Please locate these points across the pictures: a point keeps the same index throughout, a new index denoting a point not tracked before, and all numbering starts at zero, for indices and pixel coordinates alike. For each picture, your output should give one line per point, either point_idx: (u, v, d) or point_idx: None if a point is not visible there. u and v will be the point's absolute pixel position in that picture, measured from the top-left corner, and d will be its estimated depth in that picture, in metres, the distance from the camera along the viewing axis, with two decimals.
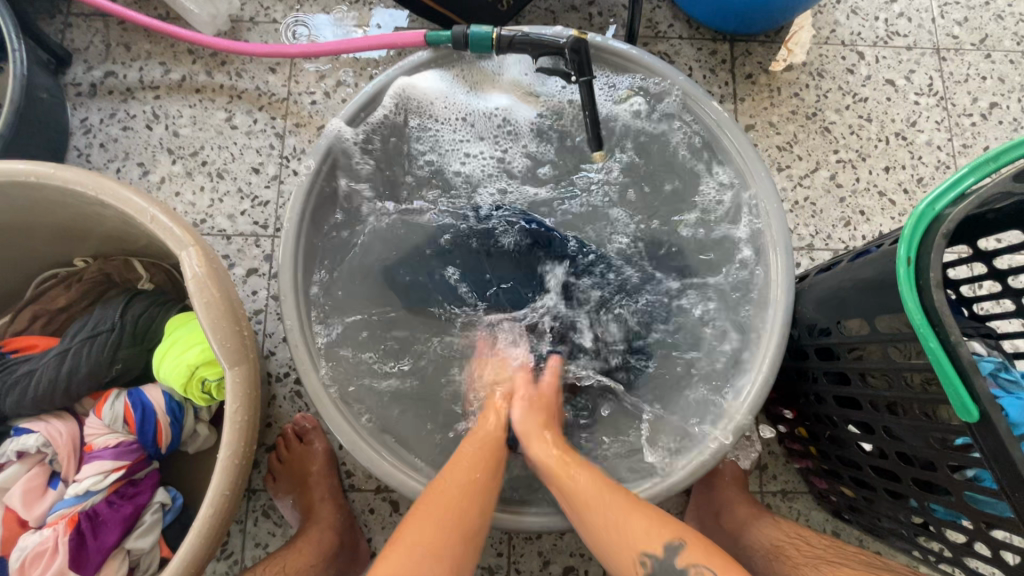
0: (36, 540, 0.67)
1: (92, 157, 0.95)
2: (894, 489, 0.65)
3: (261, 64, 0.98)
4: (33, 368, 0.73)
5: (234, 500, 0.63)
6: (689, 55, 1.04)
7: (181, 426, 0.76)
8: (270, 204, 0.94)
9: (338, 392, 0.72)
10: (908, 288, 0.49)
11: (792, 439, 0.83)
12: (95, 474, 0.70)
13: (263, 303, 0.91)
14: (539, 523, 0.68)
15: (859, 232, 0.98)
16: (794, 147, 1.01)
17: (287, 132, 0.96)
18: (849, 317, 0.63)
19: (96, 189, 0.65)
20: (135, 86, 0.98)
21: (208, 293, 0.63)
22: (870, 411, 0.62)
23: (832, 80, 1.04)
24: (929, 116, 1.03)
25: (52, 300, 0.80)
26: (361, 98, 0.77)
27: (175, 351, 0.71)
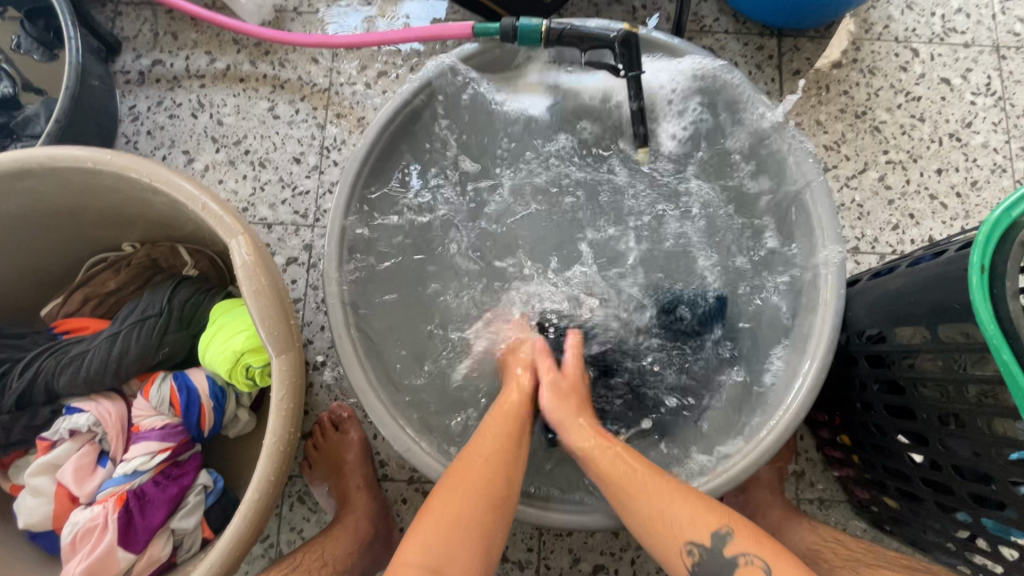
0: (87, 517, 0.69)
1: (140, 144, 0.97)
2: (944, 502, 0.63)
3: (304, 54, 0.99)
4: (84, 350, 0.75)
5: (280, 484, 0.64)
6: (734, 50, 1.01)
7: (223, 411, 0.78)
8: (311, 194, 0.95)
9: (379, 383, 0.72)
10: (981, 296, 0.47)
11: (833, 447, 0.81)
12: (143, 454, 0.72)
13: (302, 292, 0.92)
14: (578, 522, 0.67)
15: (908, 235, 0.94)
16: (841, 146, 0.98)
17: (328, 123, 0.97)
18: (905, 326, 0.61)
19: (150, 176, 0.66)
20: (181, 75, 1.00)
21: (256, 280, 0.64)
22: (926, 421, 0.60)
23: (884, 78, 1.00)
24: (985, 117, 0.99)
25: (102, 284, 0.83)
26: (445, 62, 0.77)
27: (221, 337, 0.73)
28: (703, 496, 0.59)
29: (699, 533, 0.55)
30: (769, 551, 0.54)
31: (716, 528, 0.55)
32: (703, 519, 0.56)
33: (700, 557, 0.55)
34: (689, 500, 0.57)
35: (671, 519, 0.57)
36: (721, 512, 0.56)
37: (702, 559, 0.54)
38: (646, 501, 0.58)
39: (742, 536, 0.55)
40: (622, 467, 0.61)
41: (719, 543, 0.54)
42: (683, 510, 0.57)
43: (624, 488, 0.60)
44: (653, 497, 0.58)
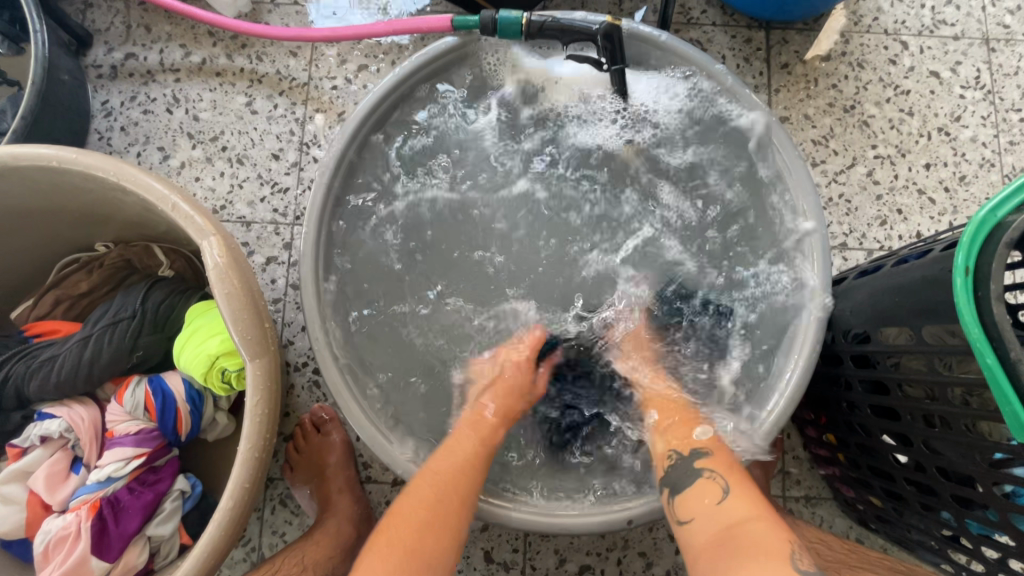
0: (59, 525, 0.67)
1: (113, 141, 0.95)
2: (927, 502, 0.62)
3: (282, 48, 0.97)
4: (55, 354, 0.73)
5: (255, 492, 0.63)
6: (722, 43, 0.99)
7: (200, 415, 0.76)
8: (290, 192, 0.93)
9: (358, 386, 0.71)
10: (965, 298, 0.46)
11: (819, 445, 0.81)
12: (117, 460, 0.71)
13: (282, 292, 0.90)
14: (560, 526, 0.65)
15: (896, 231, 0.94)
16: (830, 141, 0.97)
17: (307, 118, 0.95)
18: (892, 326, 0.60)
19: (117, 175, 0.64)
20: (155, 69, 0.97)
21: (228, 283, 0.62)
22: (911, 422, 0.59)
23: (873, 71, 0.99)
24: (974, 111, 0.98)
25: (74, 285, 0.80)
26: (422, 57, 0.75)
27: (195, 340, 0.71)
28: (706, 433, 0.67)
29: (683, 475, 0.62)
30: (733, 477, 0.60)
31: (696, 472, 0.62)
32: (691, 462, 0.63)
33: (677, 459, 0.64)
34: (681, 445, 0.65)
35: (670, 437, 0.67)
36: (710, 441, 0.65)
37: (676, 472, 0.63)
38: (662, 429, 0.69)
39: (721, 478, 0.60)
40: (659, 405, 0.72)
41: (693, 456, 0.63)
42: (673, 450, 0.65)
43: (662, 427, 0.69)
44: (662, 422, 0.70)
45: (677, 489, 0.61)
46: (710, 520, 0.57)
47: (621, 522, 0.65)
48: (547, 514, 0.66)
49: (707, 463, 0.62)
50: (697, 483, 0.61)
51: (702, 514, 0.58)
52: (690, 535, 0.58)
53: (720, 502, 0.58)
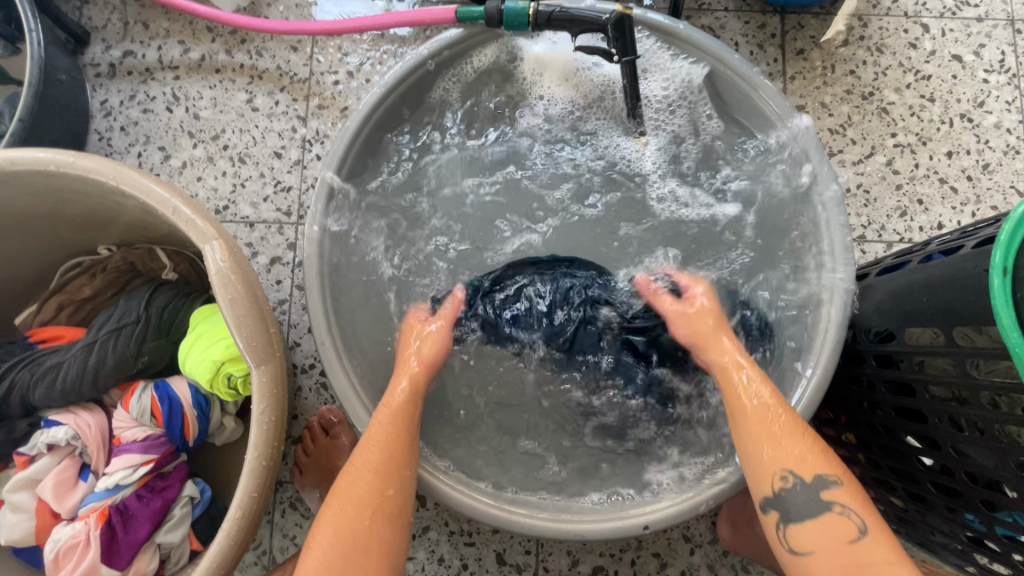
0: (68, 533, 0.67)
1: (113, 141, 0.93)
2: (954, 506, 0.60)
3: (282, 42, 0.94)
4: (60, 360, 0.73)
5: (263, 500, 0.62)
6: (735, 29, 0.96)
7: (207, 419, 0.75)
8: (293, 190, 0.91)
9: (367, 391, 0.69)
10: (1002, 300, 0.44)
11: (837, 444, 0.79)
12: (125, 467, 0.70)
13: (287, 293, 0.88)
14: (574, 532, 0.63)
15: (916, 222, 0.91)
16: (848, 130, 0.94)
17: (309, 115, 0.93)
18: (919, 326, 0.58)
19: (116, 178, 0.62)
20: (154, 66, 0.95)
21: (232, 288, 0.60)
22: (937, 425, 0.57)
23: (892, 56, 0.96)
24: (998, 95, 0.94)
25: (77, 290, 0.79)
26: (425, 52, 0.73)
27: (201, 345, 0.70)
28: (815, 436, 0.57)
29: (804, 503, 0.54)
30: (870, 514, 0.53)
31: (825, 504, 0.53)
32: (815, 491, 0.54)
33: (797, 487, 0.54)
34: (802, 466, 0.55)
35: (782, 453, 0.56)
36: (833, 461, 0.55)
37: (793, 497, 0.54)
38: (765, 435, 0.57)
39: (857, 514, 0.52)
40: (754, 402, 0.58)
41: (820, 486, 0.54)
42: (788, 470, 0.55)
43: (767, 437, 0.56)
44: (763, 429, 0.57)
45: (791, 517, 0.54)
46: (837, 563, 0.51)
47: (637, 529, 0.63)
48: (560, 520, 0.64)
49: (838, 494, 0.53)
50: (825, 517, 0.53)
51: (829, 551, 0.52)
52: (808, 568, 0.53)
53: (853, 547, 0.51)
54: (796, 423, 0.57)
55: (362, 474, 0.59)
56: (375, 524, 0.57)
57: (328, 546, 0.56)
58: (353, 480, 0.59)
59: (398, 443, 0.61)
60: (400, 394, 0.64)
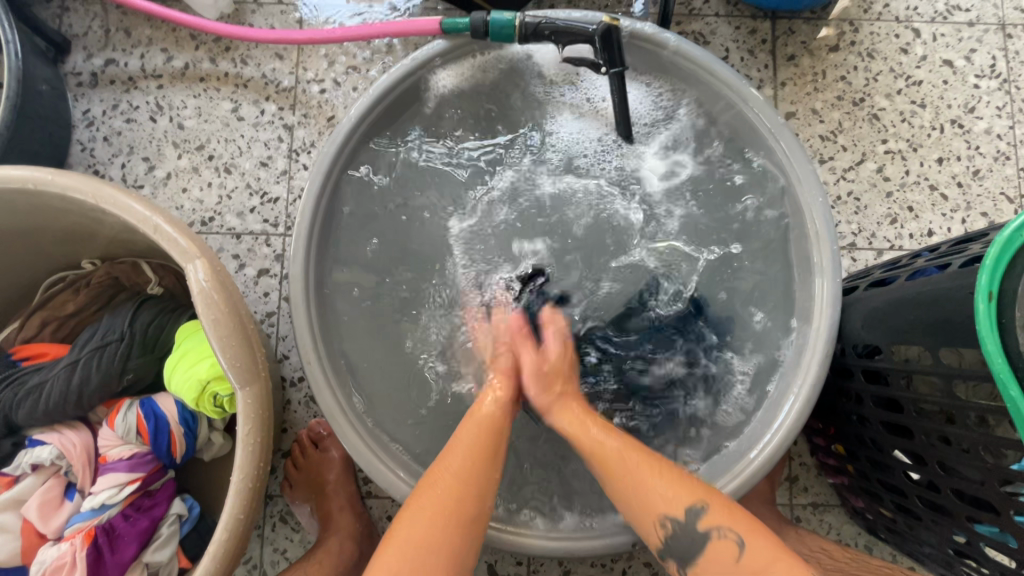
0: (54, 554, 0.66)
1: (96, 152, 0.92)
2: (940, 521, 0.61)
3: (267, 50, 0.93)
4: (43, 379, 0.72)
5: (250, 520, 0.61)
6: (725, 35, 0.95)
7: (195, 436, 0.74)
8: (280, 201, 0.90)
9: (354, 409, 0.68)
10: (988, 326, 0.45)
11: (826, 454, 0.79)
12: (111, 487, 0.69)
13: (275, 305, 0.87)
14: (562, 547, 0.63)
15: (906, 229, 0.90)
16: (838, 136, 0.93)
17: (295, 124, 0.91)
18: (905, 343, 0.58)
19: (96, 196, 0.61)
20: (137, 75, 0.93)
21: (214, 307, 0.60)
22: (925, 442, 0.58)
23: (883, 61, 0.95)
24: (989, 101, 0.94)
25: (61, 306, 0.78)
26: (415, 59, 0.72)
27: (185, 364, 0.69)
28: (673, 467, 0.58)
29: (691, 540, 0.53)
30: (743, 525, 0.53)
31: (705, 533, 0.53)
32: (692, 525, 0.53)
33: (674, 530, 0.54)
34: (670, 507, 0.54)
35: (656, 496, 0.55)
36: (695, 488, 0.55)
37: (679, 540, 0.54)
38: (576, 434, 0.61)
39: (730, 530, 0.52)
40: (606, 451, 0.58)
41: (692, 518, 0.53)
42: (664, 516, 0.54)
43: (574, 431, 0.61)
44: (636, 474, 0.56)
45: (688, 561, 0.54)
46: None
47: (624, 545, 0.63)
48: (548, 537, 0.64)
49: (711, 518, 0.53)
50: (710, 545, 0.53)
51: None
52: None
53: (741, 565, 0.51)
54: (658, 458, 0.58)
55: (442, 482, 0.55)
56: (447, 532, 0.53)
57: (403, 546, 0.51)
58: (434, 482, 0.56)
59: (481, 456, 0.58)
60: (488, 405, 0.63)
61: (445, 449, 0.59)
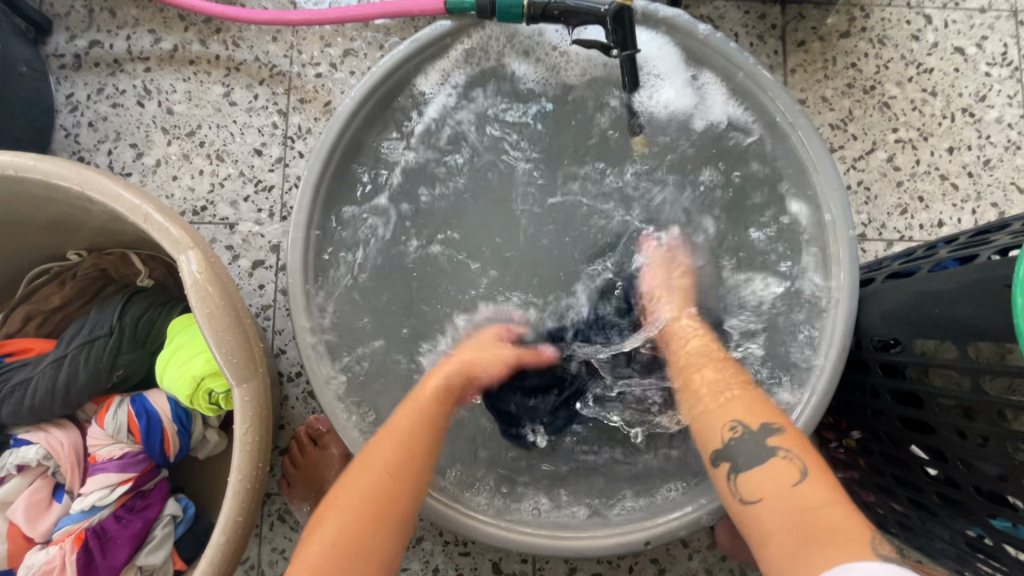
0: (42, 559, 0.63)
1: (80, 138, 0.87)
2: (958, 517, 0.59)
3: (260, 32, 0.89)
4: (28, 376, 0.69)
5: (248, 522, 0.59)
6: (734, 20, 0.92)
7: (189, 434, 0.71)
8: (276, 189, 0.86)
9: (356, 406, 0.66)
10: None
11: (837, 448, 0.78)
12: (101, 488, 0.66)
13: (271, 298, 0.84)
14: (572, 546, 0.61)
15: (917, 220, 0.89)
16: (849, 125, 0.91)
17: (291, 109, 0.88)
18: (927, 336, 0.56)
19: (81, 182, 0.58)
20: (123, 57, 0.89)
21: (209, 301, 0.57)
22: (946, 438, 0.56)
23: (894, 48, 0.93)
24: (1000, 90, 0.92)
25: (46, 299, 0.75)
26: (416, 40, 0.69)
27: (179, 359, 0.66)
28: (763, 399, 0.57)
29: (752, 452, 0.52)
30: (810, 457, 0.51)
31: (770, 450, 0.51)
32: (762, 439, 0.52)
33: (742, 435, 0.53)
34: (747, 416, 0.54)
35: (724, 414, 0.55)
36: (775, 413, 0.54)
37: (740, 447, 0.52)
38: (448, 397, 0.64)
39: (799, 457, 0.51)
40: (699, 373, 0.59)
41: (764, 432, 0.52)
42: (736, 421, 0.54)
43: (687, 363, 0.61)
44: (726, 385, 0.57)
45: (740, 467, 0.52)
46: (780, 509, 0.49)
47: (637, 544, 0.61)
48: (557, 537, 0.62)
49: (785, 441, 0.52)
50: (770, 463, 0.51)
51: (775, 498, 0.49)
52: (755, 517, 0.50)
53: (796, 489, 0.49)
54: (739, 377, 0.58)
55: (376, 466, 0.55)
56: (363, 562, 0.50)
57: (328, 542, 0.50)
58: (337, 516, 0.52)
59: (412, 454, 0.56)
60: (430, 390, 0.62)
61: (351, 472, 0.55)
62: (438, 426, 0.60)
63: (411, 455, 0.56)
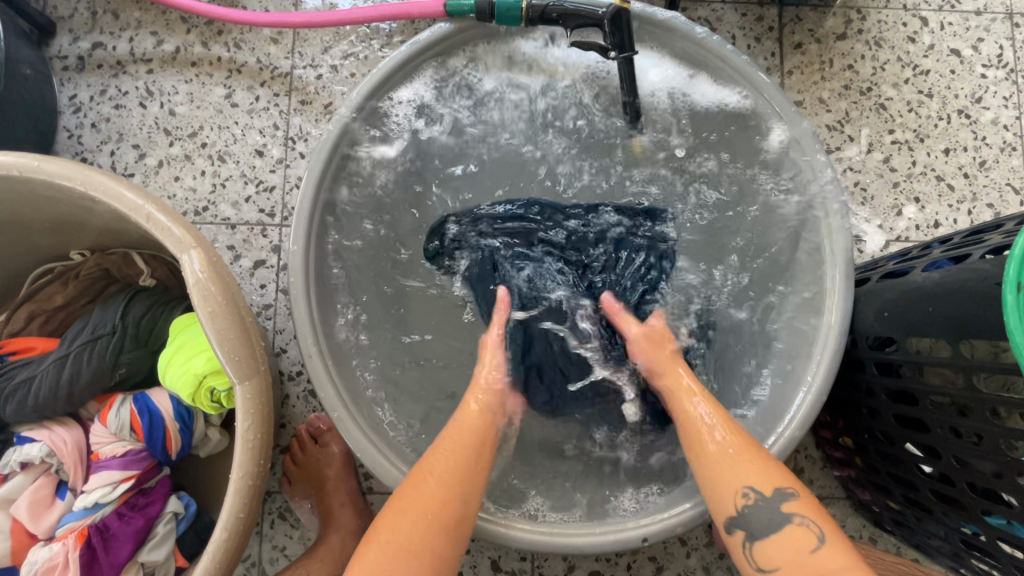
0: (46, 555, 0.64)
1: (83, 139, 0.88)
2: (952, 514, 0.60)
3: (262, 34, 0.90)
4: (32, 374, 0.69)
5: (251, 518, 0.60)
6: (732, 22, 0.93)
7: (191, 432, 0.72)
8: (277, 190, 0.87)
9: (357, 403, 0.67)
10: (1016, 318, 0.44)
11: (833, 447, 0.79)
12: (104, 485, 0.67)
13: (272, 297, 0.85)
14: (570, 543, 0.62)
15: (913, 221, 0.90)
16: (846, 126, 0.92)
17: (291, 111, 0.89)
18: (921, 335, 0.57)
19: (85, 183, 0.58)
20: (125, 59, 0.90)
21: (212, 300, 0.57)
22: (940, 435, 0.57)
23: (890, 50, 0.94)
24: (996, 91, 0.93)
25: (49, 299, 0.76)
26: (418, 41, 0.70)
27: (181, 357, 0.67)
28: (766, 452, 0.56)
29: (767, 520, 0.52)
30: (827, 523, 0.51)
31: (785, 516, 0.52)
32: (775, 505, 0.52)
33: (756, 502, 0.52)
34: (760, 481, 0.53)
35: (734, 473, 0.54)
36: (783, 474, 0.54)
37: (756, 514, 0.52)
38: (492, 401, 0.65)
39: (814, 523, 0.51)
40: (710, 438, 0.57)
41: (778, 498, 0.52)
42: (748, 486, 0.53)
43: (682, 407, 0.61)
44: (726, 447, 0.56)
45: (755, 535, 0.52)
46: None
47: (635, 541, 0.62)
48: (555, 533, 0.63)
49: (798, 505, 0.52)
50: (787, 532, 0.51)
51: (792, 567, 0.50)
52: None
53: (816, 558, 0.49)
54: (739, 429, 0.57)
55: (428, 478, 0.56)
56: (415, 565, 0.51)
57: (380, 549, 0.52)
58: (392, 522, 0.53)
59: (466, 463, 0.57)
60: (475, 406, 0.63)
61: (404, 484, 0.56)
62: (493, 440, 0.61)
63: (461, 467, 0.57)
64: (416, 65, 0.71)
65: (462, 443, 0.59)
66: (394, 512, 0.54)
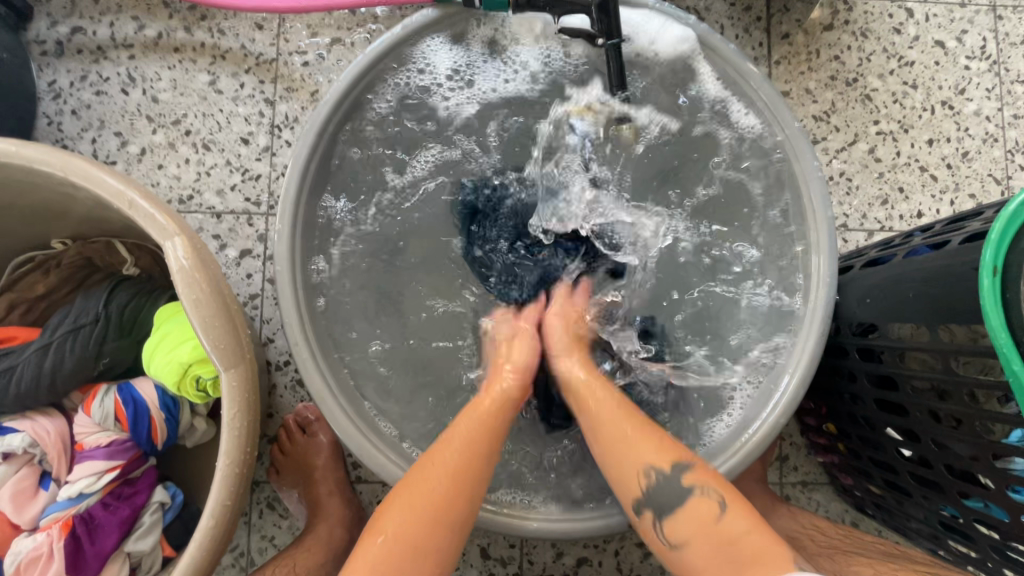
0: (30, 545, 0.64)
1: (64, 126, 0.87)
2: (932, 496, 0.61)
3: (246, 20, 0.88)
4: (13, 363, 0.68)
5: (237, 506, 0.60)
6: (720, 12, 0.93)
7: (176, 422, 0.72)
8: (263, 178, 0.86)
9: (345, 391, 0.66)
10: (992, 303, 0.45)
11: (817, 433, 0.80)
12: (88, 475, 0.67)
13: (259, 287, 0.84)
14: (558, 528, 0.63)
15: (897, 210, 0.91)
16: (831, 117, 0.93)
17: (277, 98, 0.87)
18: (901, 321, 0.58)
19: (65, 167, 0.57)
20: (106, 44, 0.88)
21: (196, 288, 0.57)
22: (918, 419, 0.58)
23: (877, 41, 0.94)
24: (979, 83, 0.94)
25: (30, 288, 0.75)
26: (417, 22, 0.69)
27: (165, 346, 0.66)
28: (657, 427, 0.59)
29: (671, 497, 0.54)
30: (726, 487, 0.54)
31: (687, 489, 0.54)
32: (676, 481, 0.55)
33: (658, 480, 0.55)
34: (659, 458, 0.56)
35: (636, 448, 0.57)
36: (678, 446, 0.57)
37: (660, 492, 0.55)
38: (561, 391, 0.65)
39: (714, 491, 0.54)
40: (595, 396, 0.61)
41: (676, 473, 0.55)
42: (648, 466, 0.56)
43: (580, 400, 0.62)
44: (624, 427, 0.58)
45: (662, 514, 0.55)
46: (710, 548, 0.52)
47: (621, 525, 0.63)
48: (543, 519, 0.63)
49: (697, 476, 0.55)
50: (689, 504, 0.54)
51: (701, 540, 0.52)
52: (687, 557, 0.53)
53: (720, 525, 0.52)
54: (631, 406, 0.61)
55: (440, 462, 0.56)
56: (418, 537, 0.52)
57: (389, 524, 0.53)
58: (401, 497, 0.55)
59: (476, 448, 0.58)
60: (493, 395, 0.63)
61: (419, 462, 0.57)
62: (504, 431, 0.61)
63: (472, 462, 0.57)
64: (408, 49, 0.71)
65: (476, 435, 0.59)
66: (407, 487, 0.55)
